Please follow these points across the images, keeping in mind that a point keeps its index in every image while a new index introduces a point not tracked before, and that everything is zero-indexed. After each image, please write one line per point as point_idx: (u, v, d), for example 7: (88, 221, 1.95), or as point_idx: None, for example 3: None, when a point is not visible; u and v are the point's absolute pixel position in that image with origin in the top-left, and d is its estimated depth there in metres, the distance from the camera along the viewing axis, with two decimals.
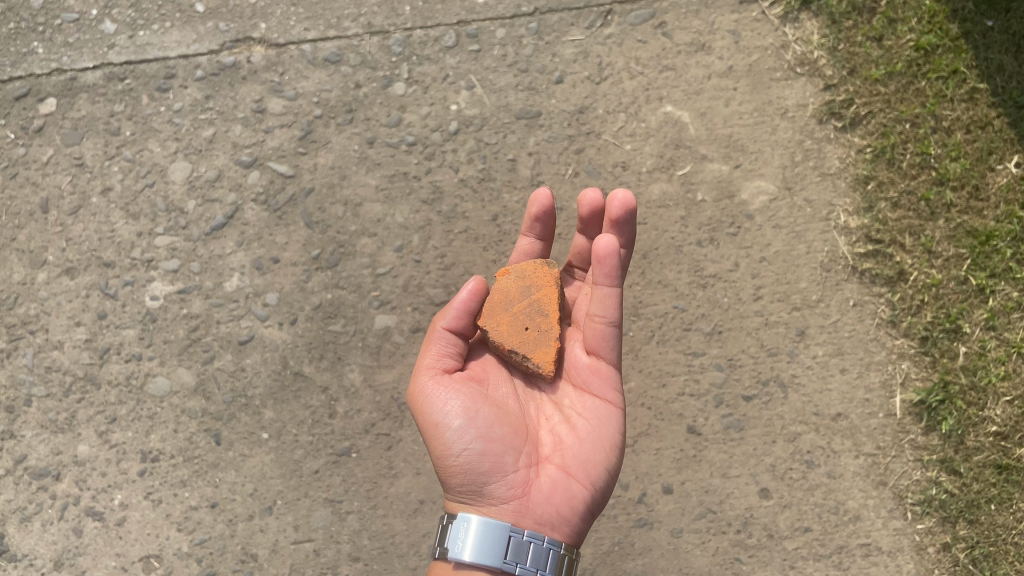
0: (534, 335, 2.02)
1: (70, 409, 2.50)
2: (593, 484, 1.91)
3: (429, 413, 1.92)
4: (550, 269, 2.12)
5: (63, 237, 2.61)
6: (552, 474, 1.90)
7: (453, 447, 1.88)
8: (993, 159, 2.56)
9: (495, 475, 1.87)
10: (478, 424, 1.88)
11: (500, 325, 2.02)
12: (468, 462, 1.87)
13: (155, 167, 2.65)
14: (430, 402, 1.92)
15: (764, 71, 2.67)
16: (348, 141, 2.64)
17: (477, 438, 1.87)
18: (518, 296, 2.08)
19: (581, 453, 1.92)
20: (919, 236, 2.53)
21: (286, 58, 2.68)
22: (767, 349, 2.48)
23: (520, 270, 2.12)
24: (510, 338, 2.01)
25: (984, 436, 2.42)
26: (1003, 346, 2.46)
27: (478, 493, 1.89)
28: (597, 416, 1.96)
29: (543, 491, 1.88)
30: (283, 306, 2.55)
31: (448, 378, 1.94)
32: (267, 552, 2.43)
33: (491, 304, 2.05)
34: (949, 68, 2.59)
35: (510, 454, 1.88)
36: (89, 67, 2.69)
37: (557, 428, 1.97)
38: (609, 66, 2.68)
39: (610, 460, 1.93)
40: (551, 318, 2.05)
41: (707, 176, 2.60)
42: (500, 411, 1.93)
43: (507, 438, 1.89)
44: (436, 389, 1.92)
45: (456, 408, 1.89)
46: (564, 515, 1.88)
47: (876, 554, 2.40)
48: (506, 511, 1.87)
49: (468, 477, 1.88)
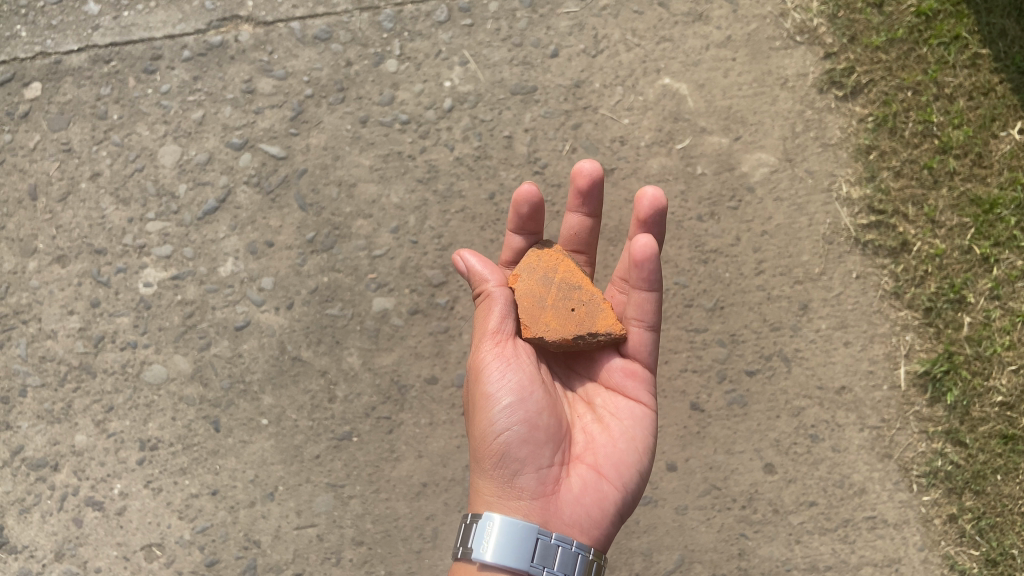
0: (584, 312, 2.00)
1: (66, 399, 2.47)
2: (624, 486, 1.89)
3: (483, 382, 1.89)
4: (552, 248, 2.09)
5: (53, 224, 2.56)
6: (583, 473, 1.88)
7: (497, 426, 1.86)
8: (997, 126, 2.52)
9: (530, 465, 1.85)
10: (529, 406, 1.87)
11: (550, 325, 1.98)
12: (508, 444, 1.85)
13: (144, 151, 2.60)
14: (486, 371, 1.90)
15: (763, 40, 2.62)
16: (341, 121, 2.59)
17: (523, 421, 1.86)
18: (543, 288, 2.02)
19: (615, 453, 1.91)
20: (922, 206, 2.49)
21: (275, 36, 2.62)
22: (770, 323, 2.46)
23: (527, 266, 2.06)
24: (569, 327, 1.98)
25: (989, 406, 2.40)
26: (1008, 315, 2.44)
27: (508, 483, 1.86)
28: (630, 417, 1.96)
29: (573, 491, 1.87)
30: (279, 290, 2.51)
31: (511, 346, 1.93)
32: (270, 538, 2.41)
33: (529, 313, 1.99)
34: (951, 33, 2.55)
35: (549, 445, 1.87)
36: (74, 50, 2.63)
37: (588, 427, 1.96)
38: (604, 39, 2.62)
39: (641, 464, 1.92)
40: (584, 285, 2.04)
41: (707, 149, 2.56)
42: (550, 396, 1.92)
43: (550, 427, 1.88)
44: (496, 357, 1.90)
45: (511, 382, 1.88)
46: (593, 518, 1.86)
47: (881, 527, 2.39)
48: (535, 508, 1.84)
49: (503, 464, 1.86)
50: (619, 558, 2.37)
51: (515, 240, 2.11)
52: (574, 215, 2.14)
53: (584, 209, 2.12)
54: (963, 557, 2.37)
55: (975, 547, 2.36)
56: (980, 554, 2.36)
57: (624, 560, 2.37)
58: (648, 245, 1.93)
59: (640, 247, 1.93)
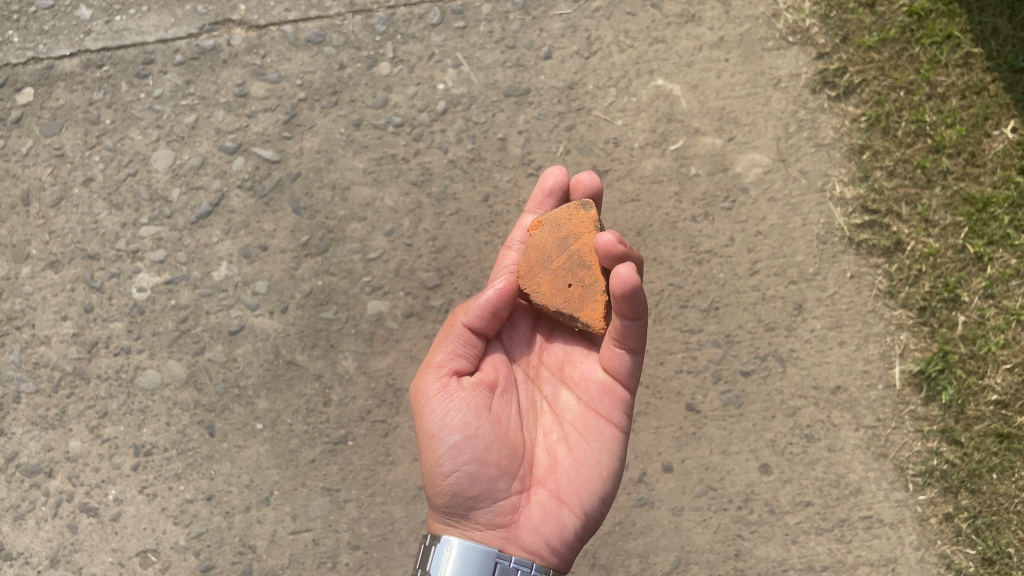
0: (578, 291, 1.97)
1: (60, 405, 2.46)
2: (584, 513, 1.87)
3: (427, 423, 1.89)
4: (586, 216, 2.04)
5: (45, 230, 2.56)
6: (543, 500, 1.87)
7: (445, 465, 1.86)
8: (990, 124, 2.52)
9: (484, 500, 1.86)
10: (474, 443, 1.85)
11: (541, 287, 1.98)
12: (459, 482, 1.85)
13: (137, 156, 2.59)
14: (430, 410, 1.89)
15: (755, 40, 2.62)
16: (335, 124, 2.59)
17: (471, 459, 1.85)
18: (556, 251, 2.02)
19: (576, 478, 1.88)
20: (916, 205, 2.50)
21: (267, 40, 2.62)
22: (765, 324, 2.46)
23: (554, 221, 2.05)
24: (552, 299, 1.96)
25: (984, 405, 2.40)
26: (1002, 314, 2.44)
27: (464, 516, 1.88)
28: (594, 438, 1.90)
29: (532, 518, 1.86)
30: (273, 294, 2.51)
31: (449, 383, 1.91)
32: (266, 543, 2.40)
33: (530, 264, 2.01)
34: (943, 33, 2.55)
35: (504, 479, 1.86)
36: (66, 54, 2.62)
37: (552, 447, 1.92)
38: (597, 40, 2.63)
39: (604, 489, 1.89)
40: (593, 271, 1.98)
41: (700, 150, 2.56)
42: (500, 427, 1.89)
43: (501, 461, 1.86)
44: (437, 398, 1.89)
45: (454, 421, 1.86)
46: (552, 544, 1.87)
47: (877, 526, 2.39)
48: (493, 538, 1.86)
49: (457, 497, 1.87)
50: (615, 560, 2.37)
51: (530, 218, 2.15)
52: None
53: None
54: (959, 555, 2.37)
55: (971, 545, 2.37)
56: (976, 552, 2.36)
57: (620, 561, 2.37)
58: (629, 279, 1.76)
59: (620, 283, 1.76)
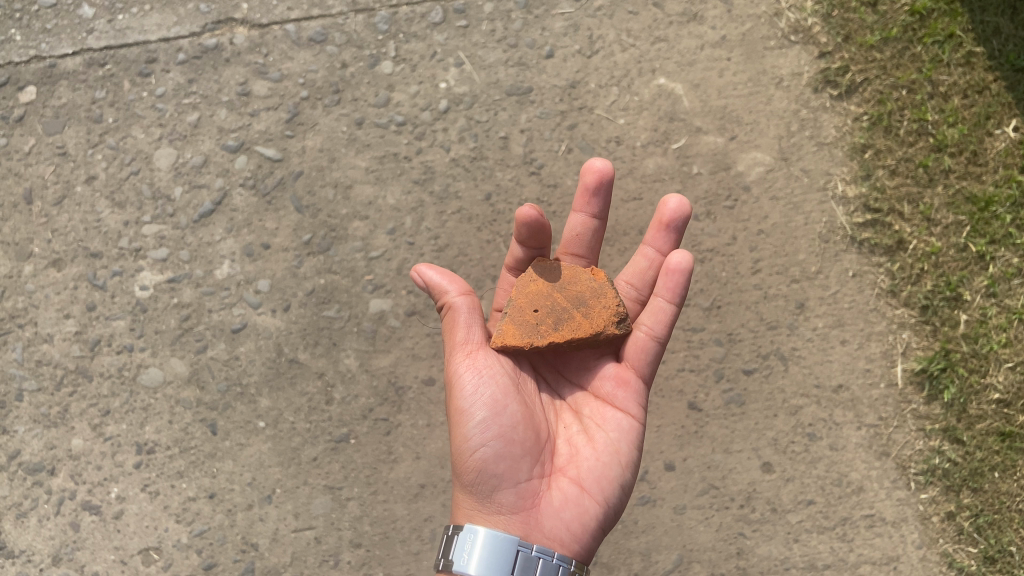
0: (530, 318, 1.99)
1: (62, 403, 2.46)
2: (604, 501, 1.87)
3: (457, 398, 1.88)
4: (606, 313, 1.99)
5: (48, 228, 2.56)
6: (565, 487, 1.87)
7: (473, 440, 1.84)
8: (991, 124, 2.52)
9: (508, 480, 1.84)
10: (503, 420, 1.84)
11: (530, 286, 2.05)
12: (486, 459, 1.84)
13: (140, 154, 2.60)
14: (460, 386, 1.88)
15: (757, 39, 2.63)
16: (337, 123, 2.59)
17: (498, 436, 1.84)
18: (568, 296, 2.03)
19: (596, 466, 1.88)
20: (918, 204, 2.50)
21: (270, 38, 2.62)
22: (767, 322, 2.45)
23: (600, 287, 2.04)
24: (522, 298, 2.03)
25: (986, 404, 2.40)
26: (1004, 313, 2.44)
27: (486, 497, 1.85)
28: (614, 428, 1.93)
29: (554, 503, 1.85)
30: (275, 292, 2.51)
31: (478, 358, 1.90)
32: (268, 541, 2.40)
33: (551, 271, 2.06)
34: (945, 32, 2.55)
35: (527, 460, 1.86)
36: (69, 53, 2.62)
37: (572, 437, 1.93)
38: (599, 39, 2.63)
39: (623, 478, 1.90)
40: (554, 333, 1.97)
41: (702, 149, 2.57)
42: (527, 410, 1.89)
43: (527, 443, 1.86)
44: (468, 374, 1.88)
45: (485, 397, 1.85)
46: (573, 531, 1.85)
47: (879, 525, 2.39)
48: (514, 523, 1.84)
49: (482, 477, 1.85)
50: (618, 558, 2.36)
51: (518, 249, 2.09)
52: (575, 216, 2.11)
53: (590, 209, 2.09)
54: (961, 554, 2.36)
55: (973, 544, 2.36)
56: (978, 551, 2.36)
57: (623, 560, 2.35)
58: (682, 261, 1.96)
59: (673, 261, 1.97)
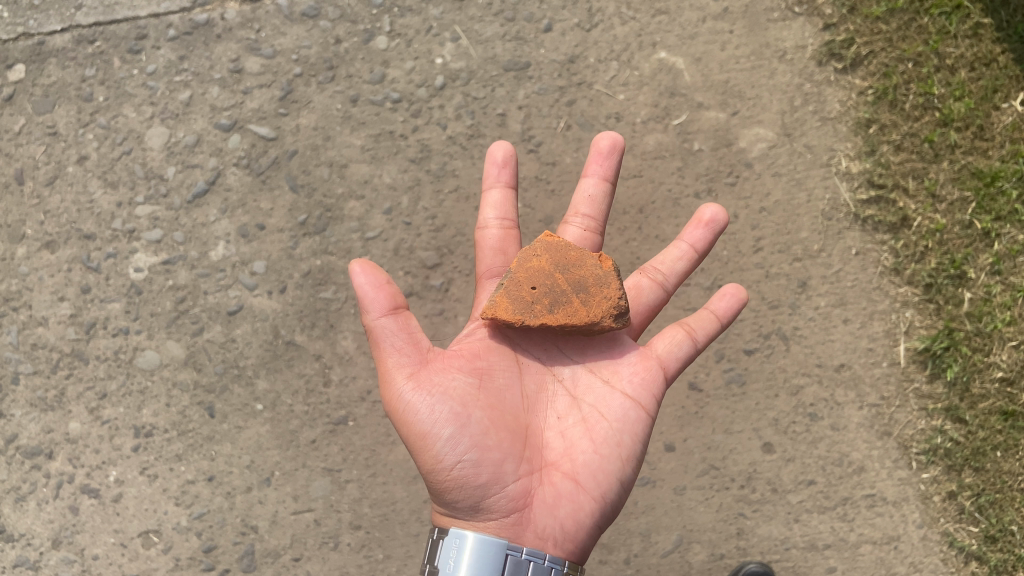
0: (527, 295, 1.94)
1: (59, 386, 2.44)
2: (602, 495, 1.82)
3: (417, 416, 1.74)
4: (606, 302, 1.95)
5: (40, 209, 2.52)
6: (558, 484, 1.79)
7: (446, 458, 1.73)
8: (998, 98, 2.47)
9: (494, 487, 1.75)
10: (472, 430, 1.73)
11: (532, 259, 2.01)
12: (464, 475, 1.74)
13: (132, 134, 2.55)
14: (418, 405, 1.74)
15: (761, 11, 2.58)
16: (331, 100, 2.56)
17: (472, 447, 1.73)
18: (569, 279, 1.99)
19: (593, 461, 1.81)
20: (923, 179, 2.45)
21: (262, 13, 2.57)
22: (768, 302, 2.42)
23: (604, 275, 1.99)
24: (523, 272, 1.98)
25: (990, 382, 2.38)
26: (1008, 290, 2.41)
27: (471, 510, 1.78)
28: (614, 417, 1.86)
29: (549, 502, 1.79)
30: (271, 274, 2.48)
31: (426, 372, 1.77)
32: (268, 524, 2.37)
33: (557, 249, 2.01)
34: (953, 3, 2.49)
35: (511, 462, 1.76)
36: (57, 30, 2.56)
37: (564, 429, 1.85)
38: (599, 12, 2.59)
39: (623, 468, 1.84)
40: (547, 314, 1.91)
41: (704, 125, 2.54)
42: (495, 413, 1.78)
43: (504, 446, 1.76)
44: (421, 390, 1.74)
45: (446, 412, 1.73)
46: (569, 527, 1.81)
47: (880, 505, 2.38)
48: (504, 527, 1.78)
49: (463, 490, 1.76)
50: (617, 539, 2.35)
51: (493, 194, 2.09)
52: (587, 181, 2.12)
53: (601, 172, 2.12)
54: (962, 533, 2.36)
55: (975, 524, 2.36)
56: (979, 530, 2.36)
57: (622, 541, 2.35)
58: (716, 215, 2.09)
59: (709, 214, 2.09)
